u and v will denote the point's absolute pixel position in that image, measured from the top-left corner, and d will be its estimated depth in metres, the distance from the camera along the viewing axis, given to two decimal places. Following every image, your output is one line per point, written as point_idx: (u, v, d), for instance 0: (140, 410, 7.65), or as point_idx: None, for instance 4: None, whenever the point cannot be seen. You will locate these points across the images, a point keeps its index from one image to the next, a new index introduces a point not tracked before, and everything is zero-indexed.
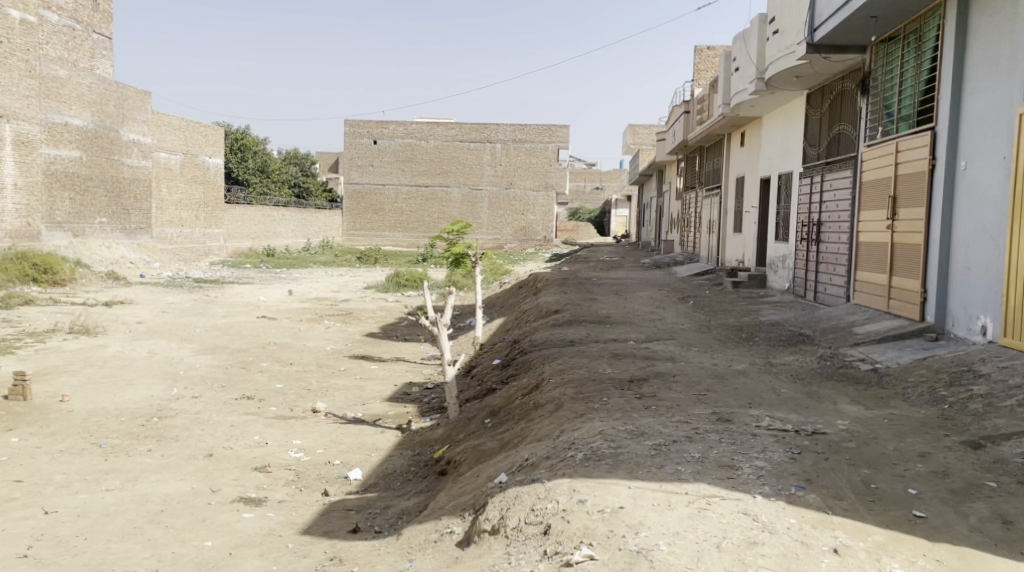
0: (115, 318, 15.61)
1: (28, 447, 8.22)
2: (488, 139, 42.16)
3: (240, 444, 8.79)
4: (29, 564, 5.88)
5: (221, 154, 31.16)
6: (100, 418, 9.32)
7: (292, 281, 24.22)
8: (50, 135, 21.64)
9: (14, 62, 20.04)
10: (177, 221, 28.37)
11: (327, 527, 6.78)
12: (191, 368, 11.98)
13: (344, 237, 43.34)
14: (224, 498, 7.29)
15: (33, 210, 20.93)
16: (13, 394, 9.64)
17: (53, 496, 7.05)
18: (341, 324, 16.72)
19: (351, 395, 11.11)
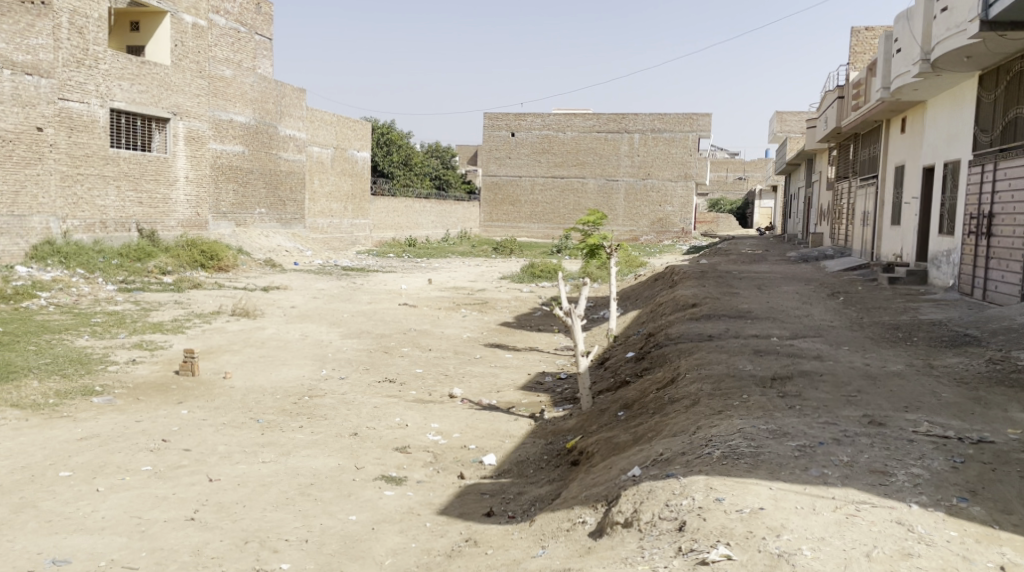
0: (272, 302, 16.48)
1: (196, 418, 8.79)
2: (626, 129, 41.63)
3: (383, 424, 9.08)
4: (195, 526, 6.25)
5: (367, 148, 32.35)
6: (259, 394, 9.85)
7: (432, 270, 24.84)
8: (217, 131, 23.05)
9: (187, 63, 21.40)
10: (327, 212, 29.65)
11: (463, 509, 6.89)
12: (338, 351, 12.47)
13: (481, 228, 44.21)
14: (367, 475, 7.54)
15: (202, 201, 22.36)
16: (183, 369, 10.32)
17: (217, 465, 7.50)
18: (477, 312, 17.04)
19: (486, 382, 11.28)
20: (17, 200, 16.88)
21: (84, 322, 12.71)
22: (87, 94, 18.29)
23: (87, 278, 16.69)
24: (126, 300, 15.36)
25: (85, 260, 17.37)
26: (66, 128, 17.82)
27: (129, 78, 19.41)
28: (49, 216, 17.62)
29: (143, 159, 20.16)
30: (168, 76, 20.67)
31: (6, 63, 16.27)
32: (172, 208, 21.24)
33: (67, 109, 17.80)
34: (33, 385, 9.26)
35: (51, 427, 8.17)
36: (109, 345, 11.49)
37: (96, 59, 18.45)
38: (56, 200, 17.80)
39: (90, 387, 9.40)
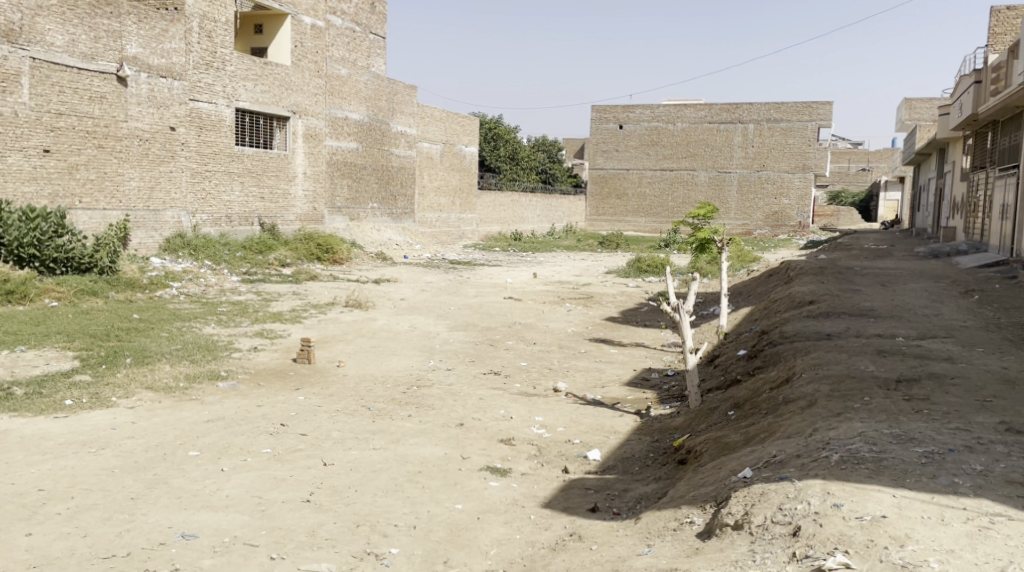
0: (383, 294, 16.85)
1: (311, 404, 9.05)
2: (740, 120, 40.56)
3: (488, 416, 9.11)
4: (311, 507, 6.43)
5: (476, 142, 32.65)
6: (370, 383, 10.07)
7: (539, 264, 24.85)
8: (334, 128, 23.72)
9: (306, 63, 22.12)
10: (436, 206, 30.09)
11: (567, 503, 6.83)
12: (445, 343, 12.62)
13: (587, 222, 44.09)
14: (473, 465, 7.58)
15: (319, 196, 23.09)
16: (300, 357, 10.65)
17: (331, 450, 7.70)
18: (582, 307, 16.93)
19: (591, 377, 11.18)
20: (153, 195, 17.82)
21: (211, 311, 13.32)
22: (215, 94, 19.17)
23: (214, 269, 17.51)
24: (248, 290, 16.01)
25: (213, 252, 18.25)
26: (196, 127, 18.73)
27: (253, 79, 20.24)
28: (180, 211, 18.55)
29: (265, 156, 20.97)
30: (288, 76, 21.43)
31: (143, 67, 17.18)
32: (291, 203, 22.02)
33: (197, 109, 18.68)
34: (165, 369, 9.76)
35: (181, 408, 8.57)
36: (233, 332, 11.99)
37: (224, 61, 19.30)
38: (187, 195, 18.72)
39: (216, 372, 9.84)
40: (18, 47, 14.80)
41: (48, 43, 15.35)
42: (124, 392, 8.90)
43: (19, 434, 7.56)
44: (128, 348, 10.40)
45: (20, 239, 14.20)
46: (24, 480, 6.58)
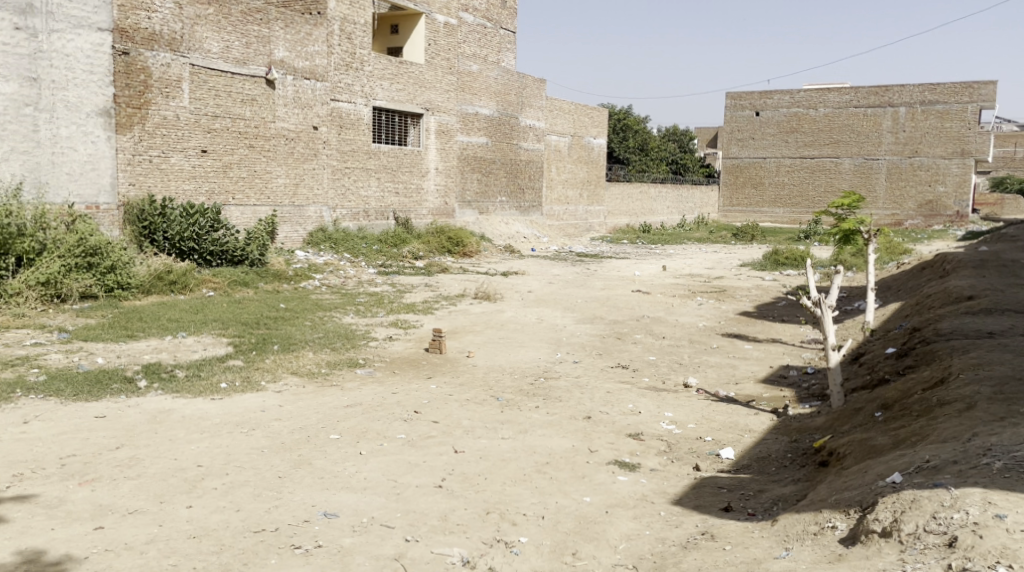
0: (511, 286, 16.92)
1: (443, 393, 9.18)
2: (890, 103, 38.43)
3: (616, 410, 8.96)
4: (443, 493, 6.49)
5: (605, 134, 32.36)
6: (498, 374, 10.11)
7: (669, 257, 24.37)
8: (464, 124, 24.00)
9: (439, 60, 22.51)
10: (564, 199, 30.01)
11: (699, 501, 6.61)
12: (573, 335, 12.54)
13: (719, 214, 42.93)
14: (601, 459, 7.45)
15: (450, 190, 23.47)
16: (432, 347, 10.80)
17: (462, 438, 7.75)
18: (715, 301, 16.45)
19: (724, 373, 10.83)
20: (298, 191, 18.60)
21: (349, 302, 13.75)
22: (354, 94, 19.78)
23: (352, 261, 18.13)
24: (384, 282, 16.41)
25: (351, 246, 18.88)
26: (336, 126, 19.40)
27: (389, 78, 20.76)
28: (322, 206, 19.25)
29: (399, 153, 21.49)
30: (421, 74, 21.86)
31: (289, 69, 17.93)
32: (424, 197, 22.49)
33: (338, 108, 19.35)
34: (308, 356, 10.12)
35: (322, 393, 8.86)
36: (370, 322, 12.32)
37: (362, 62, 19.89)
38: (328, 191, 19.40)
39: (355, 360, 10.13)
40: (179, 55, 15.71)
41: (205, 51, 16.21)
42: (272, 376, 9.30)
43: (180, 413, 8.01)
44: (274, 336, 10.85)
45: (181, 233, 15.05)
46: (184, 456, 6.95)
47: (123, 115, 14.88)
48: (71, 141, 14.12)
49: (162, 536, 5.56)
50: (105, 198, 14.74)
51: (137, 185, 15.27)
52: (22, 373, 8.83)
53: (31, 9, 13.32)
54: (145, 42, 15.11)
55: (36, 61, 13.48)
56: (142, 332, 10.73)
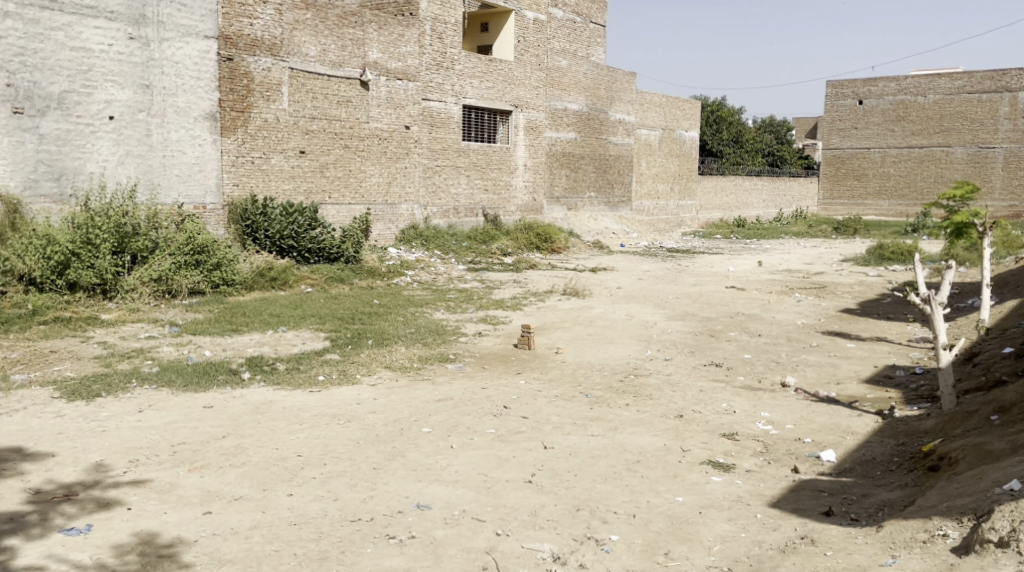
0: (600, 283, 16.87)
1: (532, 389, 9.25)
2: (1007, 88, 36.53)
3: (709, 409, 8.86)
4: (533, 488, 6.56)
5: (697, 127, 31.85)
6: (588, 370, 10.12)
7: (764, 252, 23.84)
8: (553, 120, 24.02)
9: (528, 57, 22.59)
10: (654, 193, 29.70)
11: (797, 505, 6.48)
12: (664, 332, 12.43)
13: (820, 207, 41.88)
14: (694, 459, 7.39)
15: (539, 187, 23.55)
16: (521, 343, 10.90)
17: (551, 434, 7.81)
18: (814, 298, 16.01)
19: (824, 373, 10.55)
20: (390, 189, 19.00)
21: (440, 298, 13.98)
22: (445, 93, 20.07)
23: (442, 258, 18.44)
24: (474, 278, 16.62)
25: (442, 243, 19.22)
26: (428, 124, 19.72)
27: (479, 76, 20.98)
28: (413, 204, 19.63)
29: (489, 150, 21.70)
30: (511, 71, 22.00)
31: (382, 70, 18.34)
32: (512, 194, 22.62)
33: (429, 108, 19.67)
34: (401, 350, 10.36)
35: (415, 387, 9.06)
36: (460, 318, 12.51)
37: (453, 61, 20.16)
38: (419, 189, 19.77)
39: (446, 355, 10.32)
40: (279, 59, 16.27)
41: (304, 54, 16.73)
42: (366, 370, 9.57)
43: (281, 404, 8.33)
44: (369, 331, 11.15)
45: (282, 231, 15.54)
46: (285, 445, 7.24)
47: (227, 119, 15.53)
48: (180, 145, 14.82)
49: (266, 522, 5.81)
50: (211, 198, 15.41)
51: (241, 185, 15.91)
52: (136, 364, 9.35)
53: (143, 19, 14.04)
54: (248, 48, 15.71)
55: (148, 68, 14.20)
56: (246, 326, 11.19)
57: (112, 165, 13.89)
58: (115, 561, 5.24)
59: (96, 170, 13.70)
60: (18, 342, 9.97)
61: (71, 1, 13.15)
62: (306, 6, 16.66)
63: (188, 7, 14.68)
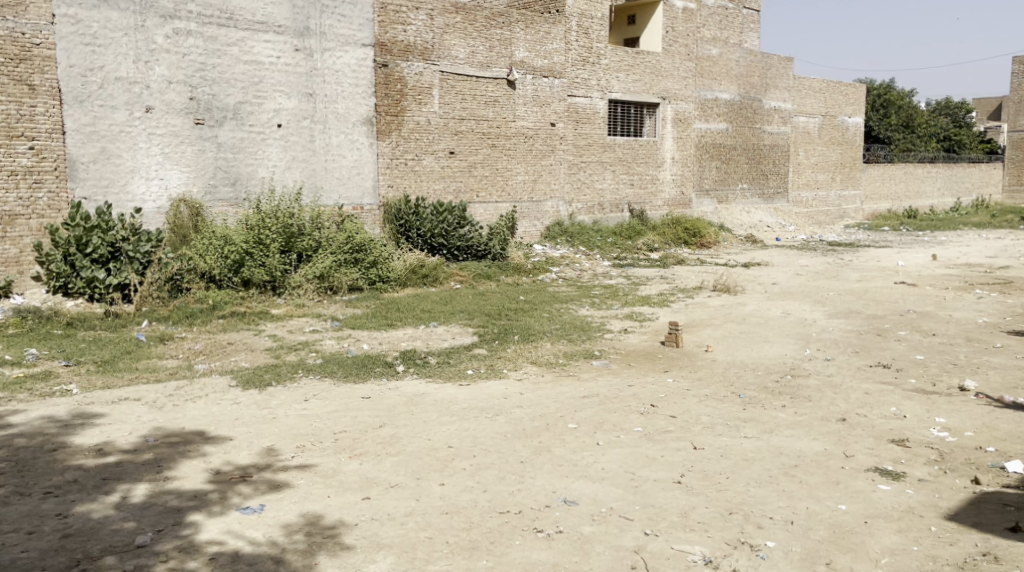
0: (753, 279, 16.28)
1: (681, 387, 9.04)
2: None
3: (876, 413, 8.33)
4: (682, 489, 6.40)
5: (862, 112, 30.17)
6: (741, 370, 9.77)
7: (938, 245, 22.20)
8: (704, 111, 23.38)
9: (677, 48, 22.11)
10: (814, 183, 28.38)
11: (978, 519, 5.97)
12: (824, 331, 11.83)
13: (1003, 194, 38.63)
14: (859, 465, 6.97)
15: (687, 180, 23.03)
16: (669, 340, 10.69)
17: (701, 434, 7.59)
18: (996, 294, 14.73)
19: (1009, 376, 9.67)
20: (536, 187, 19.13)
21: (585, 294, 13.95)
22: (591, 88, 20.01)
23: (587, 254, 18.40)
24: (619, 275, 16.45)
25: (587, 239, 19.21)
26: (574, 121, 19.72)
27: (626, 69, 20.77)
28: (559, 201, 19.69)
29: (636, 144, 21.43)
30: (659, 63, 21.63)
31: (529, 69, 18.50)
32: (660, 188, 22.22)
33: (575, 104, 19.66)
34: (546, 346, 10.39)
35: (560, 384, 9.07)
36: (605, 315, 12.41)
37: (599, 56, 20.05)
38: (565, 186, 19.79)
39: (591, 351, 10.27)
40: (430, 63, 16.72)
41: (453, 57, 17.12)
42: (512, 365, 9.67)
43: (432, 397, 8.55)
44: (514, 327, 11.28)
45: (432, 230, 15.90)
46: (436, 437, 7.42)
47: (383, 123, 16.14)
48: (340, 149, 15.55)
49: (418, 510, 5.98)
50: (368, 199, 16.10)
51: (395, 187, 16.50)
52: (302, 356, 9.88)
53: (307, 31, 14.83)
54: (402, 54, 16.25)
55: (312, 78, 14.99)
56: (398, 322, 11.58)
57: (280, 170, 14.77)
58: (284, 539, 5.55)
59: (266, 175, 14.61)
60: (200, 334, 10.78)
61: (245, 18, 14.04)
62: (456, 10, 17.09)
63: (348, 18, 15.36)
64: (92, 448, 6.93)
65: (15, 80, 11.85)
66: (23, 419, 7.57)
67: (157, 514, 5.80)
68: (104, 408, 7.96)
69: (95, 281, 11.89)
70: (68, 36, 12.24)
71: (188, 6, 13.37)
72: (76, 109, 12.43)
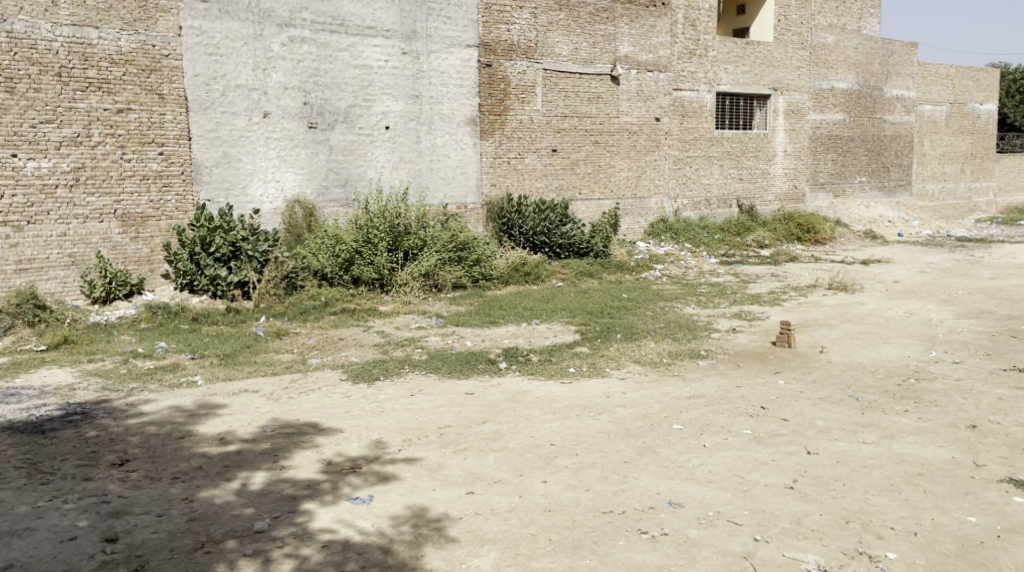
0: (872, 276, 15.54)
1: (793, 390, 8.69)
2: None
3: (1009, 420, 7.79)
4: (795, 495, 6.13)
5: (994, 99, 28.43)
6: (858, 372, 9.33)
7: None
8: (818, 101, 22.45)
9: (789, 37, 21.37)
10: (940, 175, 26.99)
11: None
12: (951, 332, 11.16)
13: None
14: (990, 475, 6.52)
15: (801, 173, 22.24)
16: (780, 341, 10.32)
17: (815, 439, 7.27)
18: None
19: None
20: (640, 183, 18.86)
21: (691, 292, 13.65)
22: (698, 81, 19.59)
23: (693, 251, 18.02)
24: (726, 272, 16.02)
25: (693, 235, 18.83)
26: (679, 115, 19.35)
27: (735, 61, 20.26)
28: (664, 197, 19.34)
29: (745, 137, 20.85)
30: (770, 53, 20.98)
31: (633, 64, 18.28)
32: (771, 182, 21.53)
33: (681, 98, 19.29)
34: (650, 345, 10.19)
35: (665, 383, 8.87)
36: (712, 313, 12.08)
37: (706, 48, 19.62)
38: (670, 182, 19.43)
39: (697, 351, 10.00)
40: (534, 61, 16.71)
41: (557, 55, 17.07)
42: (615, 364, 9.52)
43: (535, 395, 8.50)
44: (618, 325, 11.12)
45: (534, 228, 15.92)
46: (539, 434, 7.36)
47: (486, 123, 16.22)
48: (445, 149, 15.72)
49: (521, 506, 5.93)
50: (471, 198, 16.21)
51: (498, 185, 16.55)
52: (408, 352, 10.00)
53: (414, 34, 15.04)
54: (505, 53, 16.30)
55: (418, 80, 15.20)
56: (501, 319, 11.60)
57: (388, 170, 15.04)
58: (392, 530, 5.59)
59: (375, 176, 14.90)
60: (313, 330, 11.06)
61: (355, 23, 14.35)
62: (560, 7, 17.03)
63: (454, 20, 15.49)
64: (215, 436, 7.18)
65: (148, 90, 12.44)
66: (153, 408, 7.91)
67: (274, 502, 5.95)
68: (225, 399, 8.25)
69: (218, 278, 12.38)
70: (193, 46, 12.77)
71: (303, 13, 13.76)
72: (201, 116, 12.97)
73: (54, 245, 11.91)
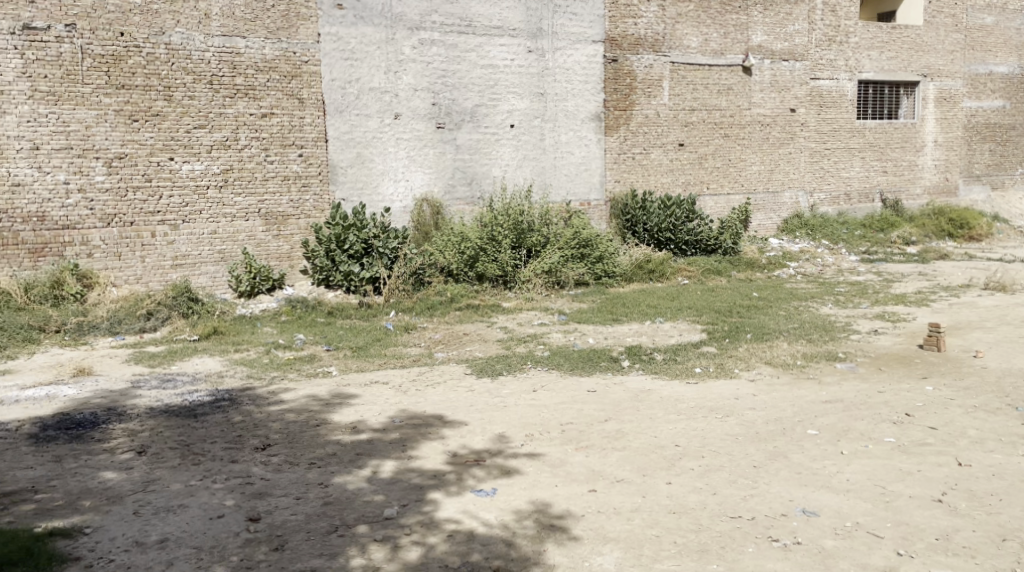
0: None
1: (942, 397, 8.13)
2: None
3: None
4: (943, 509, 5.71)
5: None
6: (1018, 379, 8.63)
7: None
8: (973, 88, 21.02)
9: (941, 18, 19.97)
10: None
11: None
12: None
13: None
14: None
15: (953, 165, 20.91)
16: (928, 344, 9.69)
17: (967, 450, 6.76)
18: None
19: None
20: (773, 177, 18.22)
21: (828, 291, 13.09)
22: (838, 69, 18.72)
23: (831, 248, 17.25)
24: (868, 270, 15.24)
25: (830, 232, 18.05)
26: (817, 105, 18.53)
27: (879, 47, 19.27)
28: (798, 191, 18.62)
29: (890, 127, 19.76)
30: (919, 37, 19.76)
31: (767, 53, 17.67)
32: (919, 175, 20.35)
33: (819, 87, 18.48)
34: (783, 346, 9.79)
35: (799, 386, 8.49)
36: (851, 314, 11.49)
37: (847, 34, 18.70)
38: (806, 175, 18.66)
39: (834, 353, 9.53)
40: (661, 55, 16.40)
41: (685, 47, 16.70)
42: (744, 365, 9.18)
43: (659, 394, 8.29)
44: (747, 324, 10.76)
45: (660, 225, 15.60)
46: (664, 434, 7.16)
47: (611, 118, 16.03)
48: (569, 146, 15.65)
49: (645, 506, 5.77)
50: (595, 195, 16.08)
51: (622, 182, 16.34)
52: (531, 348, 9.98)
53: (540, 32, 15.03)
54: (632, 48, 16.07)
55: (543, 78, 15.18)
56: (624, 316, 11.43)
57: (512, 168, 15.11)
58: (515, 523, 5.55)
59: (500, 174, 15.00)
60: (440, 325, 11.21)
61: (483, 24, 14.47)
62: None
63: (579, 16, 15.40)
64: (348, 425, 7.36)
65: (289, 95, 12.94)
66: (292, 396, 8.20)
67: (402, 490, 6.03)
68: (359, 390, 8.45)
69: (351, 274, 12.75)
70: (330, 52, 13.20)
71: (432, 16, 13.99)
72: (336, 119, 13.38)
73: (205, 243, 12.55)
